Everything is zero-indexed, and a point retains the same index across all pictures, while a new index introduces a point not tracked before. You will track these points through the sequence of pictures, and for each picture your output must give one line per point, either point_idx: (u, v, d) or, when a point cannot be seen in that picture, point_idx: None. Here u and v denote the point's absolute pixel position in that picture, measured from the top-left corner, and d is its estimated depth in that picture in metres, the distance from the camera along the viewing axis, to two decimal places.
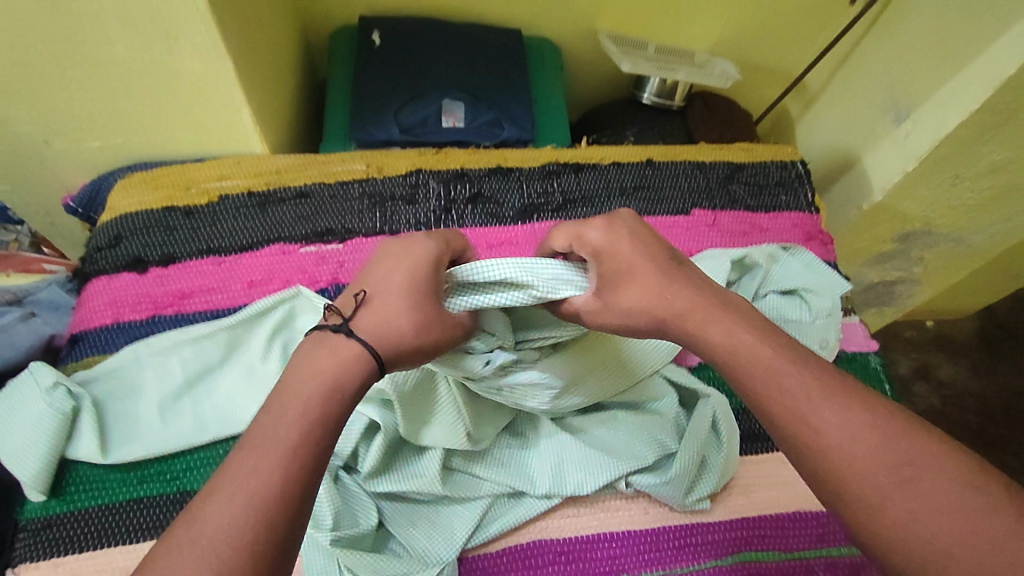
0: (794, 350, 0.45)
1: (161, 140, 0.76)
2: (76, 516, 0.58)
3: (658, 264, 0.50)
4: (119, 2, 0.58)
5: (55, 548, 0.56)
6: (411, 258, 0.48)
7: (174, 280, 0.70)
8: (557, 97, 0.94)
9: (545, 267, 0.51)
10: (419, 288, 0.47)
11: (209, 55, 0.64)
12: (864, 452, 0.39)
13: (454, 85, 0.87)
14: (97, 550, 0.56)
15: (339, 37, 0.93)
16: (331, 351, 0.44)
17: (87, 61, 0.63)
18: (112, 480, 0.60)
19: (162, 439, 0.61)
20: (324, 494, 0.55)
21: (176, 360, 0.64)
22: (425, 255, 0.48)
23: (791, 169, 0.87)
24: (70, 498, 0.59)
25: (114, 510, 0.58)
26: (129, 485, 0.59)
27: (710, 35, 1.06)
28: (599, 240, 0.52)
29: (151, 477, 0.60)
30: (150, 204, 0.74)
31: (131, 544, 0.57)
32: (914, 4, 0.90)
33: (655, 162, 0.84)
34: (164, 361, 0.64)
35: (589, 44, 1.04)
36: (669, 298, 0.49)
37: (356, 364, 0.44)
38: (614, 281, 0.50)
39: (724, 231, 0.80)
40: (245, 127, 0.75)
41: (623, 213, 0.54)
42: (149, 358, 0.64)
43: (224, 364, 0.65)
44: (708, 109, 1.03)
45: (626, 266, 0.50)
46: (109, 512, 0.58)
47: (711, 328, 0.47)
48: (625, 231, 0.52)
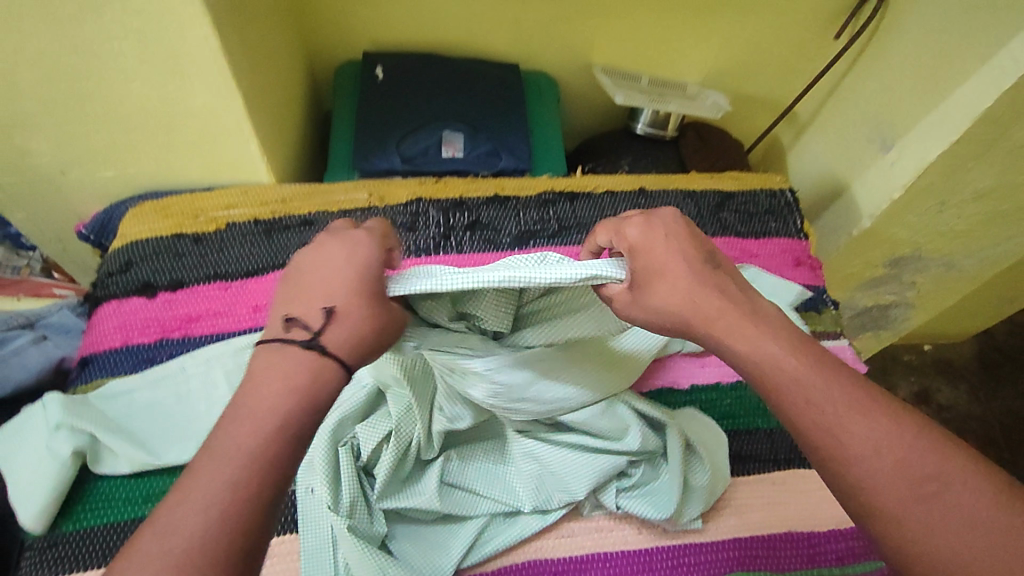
0: (811, 356, 0.44)
1: (172, 170, 0.79)
2: (81, 534, 0.59)
3: (692, 265, 0.50)
4: (137, 43, 0.61)
5: (58, 567, 0.57)
6: (352, 260, 0.48)
7: (181, 304, 0.72)
8: (553, 128, 0.98)
9: (584, 269, 0.51)
10: (364, 288, 0.47)
11: (221, 90, 0.68)
12: (842, 469, 0.41)
13: (453, 118, 0.91)
14: (102, 567, 0.57)
15: (344, 72, 0.97)
16: (284, 364, 0.43)
17: (104, 96, 0.67)
18: (119, 498, 0.61)
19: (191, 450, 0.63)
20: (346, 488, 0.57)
21: (219, 369, 0.67)
22: (365, 256, 0.48)
23: (780, 197, 0.90)
24: (77, 517, 0.60)
25: (119, 528, 0.59)
26: (136, 504, 0.61)
27: (701, 68, 1.10)
28: (636, 238, 0.52)
29: (157, 496, 0.62)
30: (160, 232, 0.76)
31: None
32: (895, 39, 0.93)
33: (647, 191, 0.86)
34: (207, 371, 0.67)
35: (584, 77, 1.08)
36: (697, 300, 0.48)
37: (315, 372, 0.43)
38: (645, 280, 0.50)
39: None
40: (252, 157, 0.79)
41: (665, 213, 0.54)
42: (193, 368, 0.67)
43: None
44: (700, 139, 1.07)
45: (658, 265, 0.50)
46: (114, 531, 0.59)
47: (735, 339, 0.46)
48: (663, 230, 0.52)
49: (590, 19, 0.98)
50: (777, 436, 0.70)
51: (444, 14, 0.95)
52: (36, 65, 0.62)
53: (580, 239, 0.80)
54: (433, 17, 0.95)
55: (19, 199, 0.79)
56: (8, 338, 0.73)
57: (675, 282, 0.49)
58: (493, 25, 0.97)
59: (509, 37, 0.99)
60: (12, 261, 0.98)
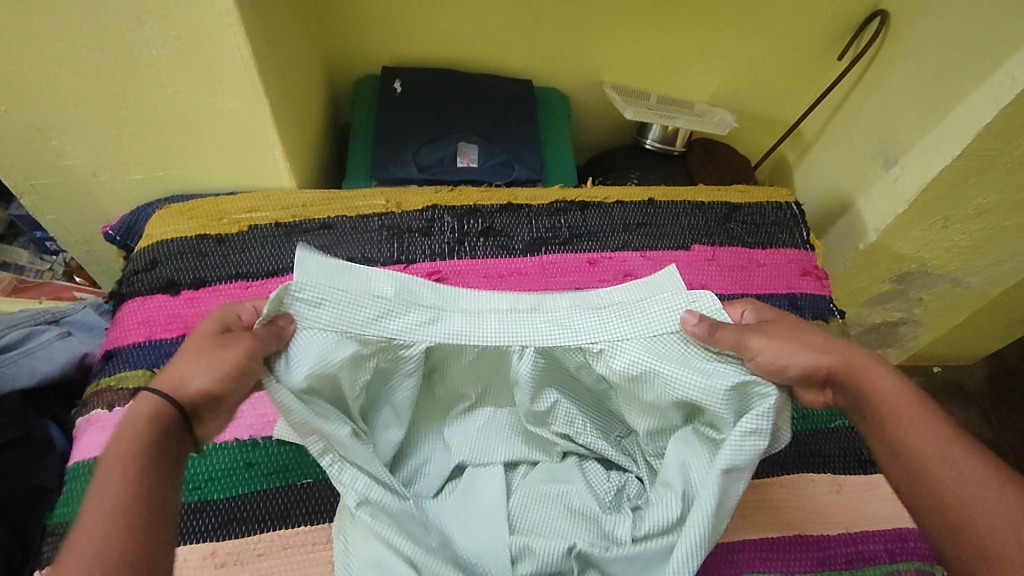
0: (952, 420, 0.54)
1: (198, 175, 0.80)
2: (197, 508, 0.58)
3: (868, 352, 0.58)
4: (175, 53, 0.65)
5: None
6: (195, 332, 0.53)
7: (204, 302, 0.72)
8: (562, 142, 1.00)
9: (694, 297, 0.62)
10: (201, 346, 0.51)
11: (250, 100, 0.70)
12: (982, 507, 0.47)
13: (468, 131, 0.93)
14: (212, 537, 0.57)
15: (363, 87, 1.00)
16: (138, 406, 0.47)
17: (141, 101, 0.70)
18: (238, 468, 0.60)
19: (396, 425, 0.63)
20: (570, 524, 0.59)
21: None
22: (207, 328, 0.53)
23: (787, 210, 0.89)
24: (198, 490, 0.59)
25: (228, 503, 0.59)
26: (253, 476, 0.60)
27: (710, 87, 1.12)
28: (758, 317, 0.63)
29: (273, 473, 0.61)
30: (185, 232, 0.76)
31: (256, 534, 0.57)
32: (896, 59, 0.96)
33: (655, 202, 0.87)
34: None
35: (595, 95, 1.11)
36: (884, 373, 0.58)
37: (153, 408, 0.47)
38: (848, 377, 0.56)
39: (724, 267, 0.82)
40: (276, 163, 0.79)
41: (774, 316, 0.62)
42: None
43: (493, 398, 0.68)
44: (707, 154, 1.09)
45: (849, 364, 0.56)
46: (226, 506, 0.58)
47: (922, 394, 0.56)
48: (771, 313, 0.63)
49: (602, 36, 1.01)
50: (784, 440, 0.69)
51: (461, 32, 0.99)
52: (77, 66, 0.65)
53: (590, 247, 0.82)
54: (450, 34, 0.99)
55: (50, 199, 0.81)
56: (35, 333, 0.74)
57: (796, 334, 0.58)
58: (507, 42, 1.00)
59: (521, 53, 1.02)
60: (37, 265, 1.03)
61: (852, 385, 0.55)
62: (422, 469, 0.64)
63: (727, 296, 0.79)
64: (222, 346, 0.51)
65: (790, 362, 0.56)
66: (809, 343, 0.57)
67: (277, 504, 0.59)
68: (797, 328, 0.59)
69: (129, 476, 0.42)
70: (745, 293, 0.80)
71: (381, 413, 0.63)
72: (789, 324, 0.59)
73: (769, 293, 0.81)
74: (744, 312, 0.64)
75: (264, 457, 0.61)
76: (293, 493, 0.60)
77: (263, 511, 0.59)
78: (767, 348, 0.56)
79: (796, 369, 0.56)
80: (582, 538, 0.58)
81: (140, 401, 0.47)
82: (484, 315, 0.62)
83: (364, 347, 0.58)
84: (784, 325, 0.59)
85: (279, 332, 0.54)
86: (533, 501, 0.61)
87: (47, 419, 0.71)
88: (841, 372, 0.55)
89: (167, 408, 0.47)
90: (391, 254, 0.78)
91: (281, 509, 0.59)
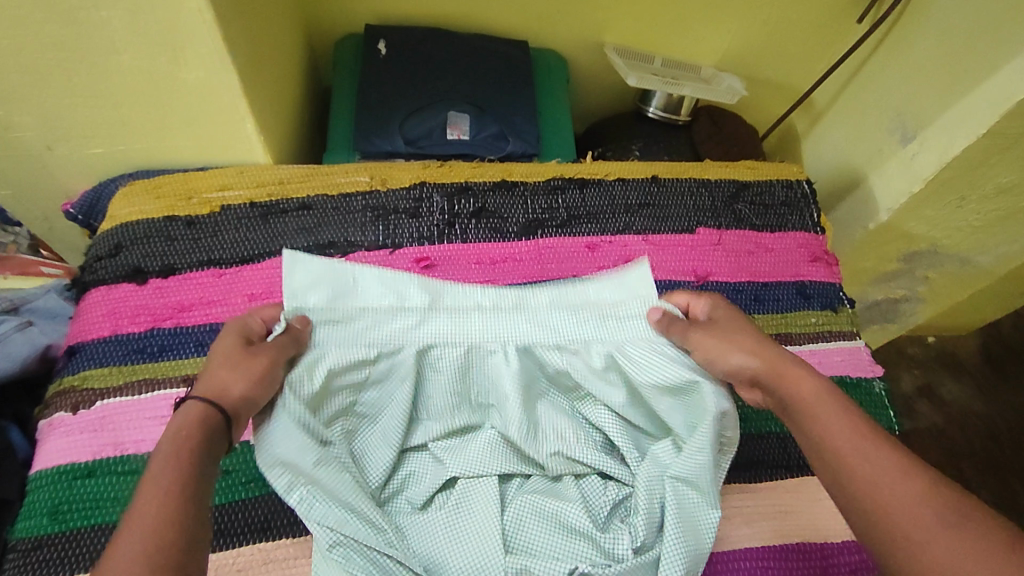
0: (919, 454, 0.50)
1: (162, 149, 0.73)
2: None
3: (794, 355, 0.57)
4: (127, 17, 0.57)
5: None
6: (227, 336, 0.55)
7: (174, 292, 0.67)
8: (561, 111, 0.93)
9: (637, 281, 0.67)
10: (230, 353, 0.53)
11: (216, 68, 0.63)
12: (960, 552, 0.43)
13: (459, 99, 0.86)
14: None
15: (346, 48, 0.91)
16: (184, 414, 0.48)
17: (94, 69, 0.62)
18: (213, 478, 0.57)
19: (388, 438, 0.61)
20: (564, 552, 0.57)
21: None
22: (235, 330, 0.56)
23: (797, 189, 0.83)
24: None
25: None
26: (228, 486, 0.57)
27: (719, 50, 1.04)
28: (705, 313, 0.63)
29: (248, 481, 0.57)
30: (151, 214, 0.70)
31: (235, 548, 0.54)
32: (920, 24, 0.88)
33: (660, 179, 0.81)
34: None
35: (596, 58, 1.03)
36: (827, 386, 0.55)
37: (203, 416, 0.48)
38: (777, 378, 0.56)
39: (730, 252, 0.78)
40: (248, 136, 0.72)
41: (721, 309, 0.63)
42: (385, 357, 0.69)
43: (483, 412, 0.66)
44: (714, 124, 1.03)
45: (773, 372, 0.56)
46: None
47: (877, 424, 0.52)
48: (723, 307, 0.63)
49: None
50: (790, 440, 0.66)
51: None
52: (18, 29, 0.57)
53: (589, 230, 0.77)
54: None
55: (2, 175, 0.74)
56: None
57: (730, 334, 0.59)
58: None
59: (517, 12, 0.94)
60: None
61: (772, 387, 0.55)
62: (409, 489, 0.61)
63: (733, 285, 0.75)
64: (251, 359, 0.53)
65: (718, 358, 0.59)
66: (746, 342, 0.58)
67: (257, 515, 0.56)
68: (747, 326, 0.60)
69: (175, 479, 0.43)
70: (752, 281, 0.76)
71: (366, 423, 0.63)
72: (730, 320, 0.61)
73: (776, 281, 0.77)
74: (690, 301, 0.65)
75: (239, 464, 0.58)
76: (273, 502, 0.57)
77: (242, 522, 0.56)
78: (704, 343, 0.60)
79: (722, 365, 0.59)
80: (584, 558, 0.57)
81: (186, 408, 0.49)
82: (472, 313, 0.66)
83: (348, 353, 0.61)
84: (728, 321, 0.61)
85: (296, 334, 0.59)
86: (530, 514, 0.59)
87: (8, 421, 0.67)
88: (776, 381, 0.55)
89: (210, 410, 0.48)
90: (376, 238, 0.72)
91: (263, 519, 0.56)
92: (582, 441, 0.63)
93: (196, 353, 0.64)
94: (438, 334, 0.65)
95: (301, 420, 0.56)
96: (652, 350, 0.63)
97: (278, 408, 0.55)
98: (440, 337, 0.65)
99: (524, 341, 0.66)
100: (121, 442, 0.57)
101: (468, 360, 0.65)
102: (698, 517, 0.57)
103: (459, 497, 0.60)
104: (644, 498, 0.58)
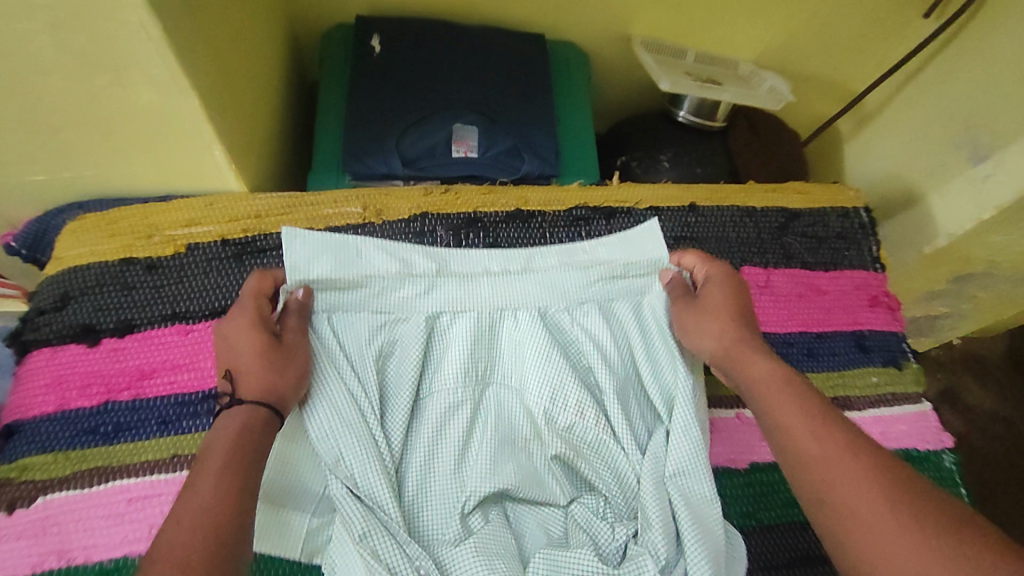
0: None
1: (112, 179, 0.61)
2: None
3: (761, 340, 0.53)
4: (51, 33, 0.44)
5: None
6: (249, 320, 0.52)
7: (132, 355, 0.57)
8: (584, 115, 0.80)
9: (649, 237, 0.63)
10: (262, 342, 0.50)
11: (171, 92, 0.50)
12: None
13: (465, 107, 0.73)
14: None
15: (334, 42, 0.78)
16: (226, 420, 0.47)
17: (15, 94, 0.49)
18: None
19: (400, 426, 0.57)
20: None
21: None
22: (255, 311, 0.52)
23: (854, 218, 0.73)
24: None
25: None
26: None
27: (762, 43, 0.91)
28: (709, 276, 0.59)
29: None
30: (105, 257, 0.60)
31: None
32: (1008, 23, 0.75)
33: (698, 207, 0.70)
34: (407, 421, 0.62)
35: (621, 53, 0.90)
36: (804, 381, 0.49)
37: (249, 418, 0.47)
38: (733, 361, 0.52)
39: (779, 296, 0.67)
40: (218, 163, 0.60)
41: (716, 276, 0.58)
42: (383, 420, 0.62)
43: (498, 387, 0.61)
44: (751, 129, 0.91)
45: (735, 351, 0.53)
46: None
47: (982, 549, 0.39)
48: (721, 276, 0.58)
49: None
50: None
51: None
52: None
53: None
54: None
55: None
56: None
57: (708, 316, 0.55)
58: None
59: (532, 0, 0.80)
60: None
61: (729, 371, 0.53)
62: (429, 511, 0.55)
63: (784, 337, 0.66)
64: (282, 355, 0.51)
65: (697, 341, 0.55)
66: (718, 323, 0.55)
67: None
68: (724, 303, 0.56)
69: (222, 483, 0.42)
70: (804, 332, 0.66)
71: (389, 403, 0.57)
72: (724, 291, 0.57)
73: (832, 330, 0.67)
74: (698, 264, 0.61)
75: None
76: None
77: None
78: (694, 323, 0.56)
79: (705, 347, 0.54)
80: None
81: (227, 413, 0.47)
82: (478, 278, 0.61)
83: (363, 320, 0.58)
84: (721, 297, 0.56)
85: (300, 310, 0.54)
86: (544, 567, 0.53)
87: None
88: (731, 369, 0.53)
89: (251, 416, 0.47)
90: None
91: None
92: (609, 441, 0.57)
93: (158, 433, 0.54)
94: (453, 302, 0.60)
95: (349, 393, 0.55)
96: (657, 317, 0.61)
97: (326, 385, 0.54)
98: (454, 299, 0.60)
99: (537, 308, 0.61)
100: (67, 549, 0.49)
101: (482, 330, 0.60)
102: (701, 513, 0.52)
103: (477, 532, 0.54)
104: (654, 506, 0.53)
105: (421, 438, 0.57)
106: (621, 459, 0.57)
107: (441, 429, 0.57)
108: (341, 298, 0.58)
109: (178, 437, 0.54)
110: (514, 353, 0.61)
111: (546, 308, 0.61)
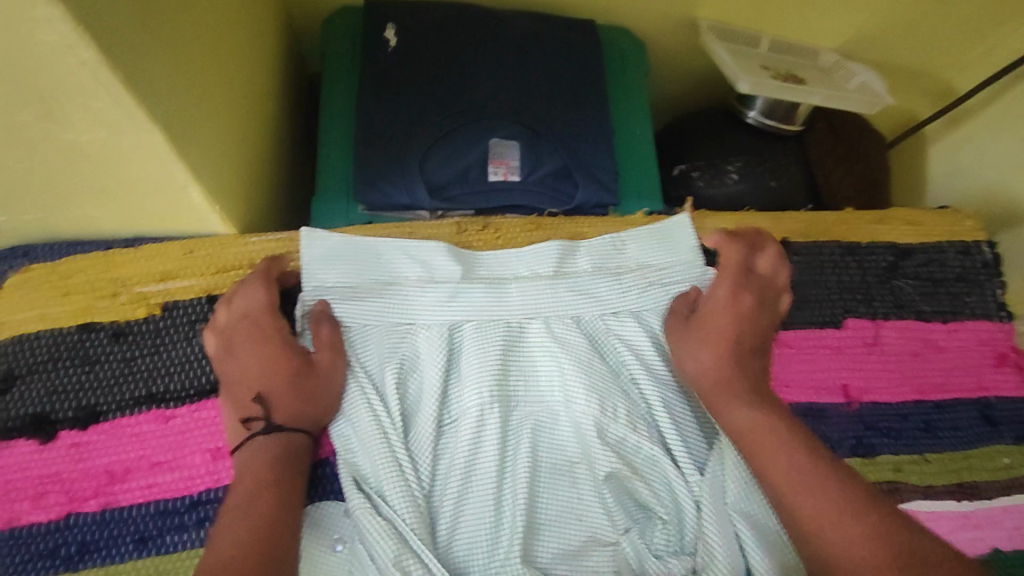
0: None
1: (60, 223, 0.47)
2: None
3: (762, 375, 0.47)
4: None
5: None
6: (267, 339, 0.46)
7: (96, 451, 0.45)
8: (644, 120, 0.66)
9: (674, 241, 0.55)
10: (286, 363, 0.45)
11: (124, 127, 0.37)
12: None
13: (503, 115, 0.60)
14: None
15: (339, 30, 0.64)
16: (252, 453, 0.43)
17: None
18: None
19: (426, 450, 0.47)
20: None
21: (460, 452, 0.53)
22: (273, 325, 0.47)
23: (975, 255, 0.60)
24: None
25: None
26: None
27: (849, 28, 0.76)
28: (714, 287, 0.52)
29: None
30: (60, 322, 0.48)
31: None
32: None
33: (791, 245, 0.57)
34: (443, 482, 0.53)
35: (680, 40, 0.75)
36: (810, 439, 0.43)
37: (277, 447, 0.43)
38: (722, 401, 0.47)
39: (890, 356, 0.56)
40: (197, 205, 0.47)
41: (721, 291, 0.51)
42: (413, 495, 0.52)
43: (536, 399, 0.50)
44: (832, 132, 0.77)
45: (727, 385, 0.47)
46: None
47: None
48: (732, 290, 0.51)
49: None
50: None
51: None
52: None
53: None
54: None
55: None
56: None
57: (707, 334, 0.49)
58: None
59: None
60: None
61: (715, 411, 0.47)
62: (462, 546, 0.46)
63: (895, 409, 0.54)
64: (314, 375, 0.46)
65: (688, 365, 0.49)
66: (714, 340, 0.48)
67: None
68: (735, 307, 0.50)
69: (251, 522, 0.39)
70: (920, 401, 0.55)
71: (411, 423, 0.48)
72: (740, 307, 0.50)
73: (952, 399, 0.56)
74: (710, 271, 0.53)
75: None
76: None
77: None
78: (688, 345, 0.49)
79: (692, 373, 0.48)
80: None
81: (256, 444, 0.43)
82: (507, 283, 0.52)
83: (382, 330, 0.50)
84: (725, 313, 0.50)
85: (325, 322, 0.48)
86: None
87: None
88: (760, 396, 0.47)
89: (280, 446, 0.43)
90: None
91: None
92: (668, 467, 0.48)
93: (133, 554, 0.43)
94: (477, 307, 0.51)
95: (368, 412, 0.47)
96: None
97: (348, 399, 0.47)
98: (479, 303, 0.51)
99: (573, 313, 0.52)
100: None
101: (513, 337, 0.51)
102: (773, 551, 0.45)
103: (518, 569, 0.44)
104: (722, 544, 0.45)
105: (451, 466, 0.47)
106: (681, 486, 0.48)
107: (471, 451, 0.47)
108: (362, 306, 0.50)
109: (157, 560, 0.43)
110: (553, 360, 0.50)
111: (582, 314, 0.52)
